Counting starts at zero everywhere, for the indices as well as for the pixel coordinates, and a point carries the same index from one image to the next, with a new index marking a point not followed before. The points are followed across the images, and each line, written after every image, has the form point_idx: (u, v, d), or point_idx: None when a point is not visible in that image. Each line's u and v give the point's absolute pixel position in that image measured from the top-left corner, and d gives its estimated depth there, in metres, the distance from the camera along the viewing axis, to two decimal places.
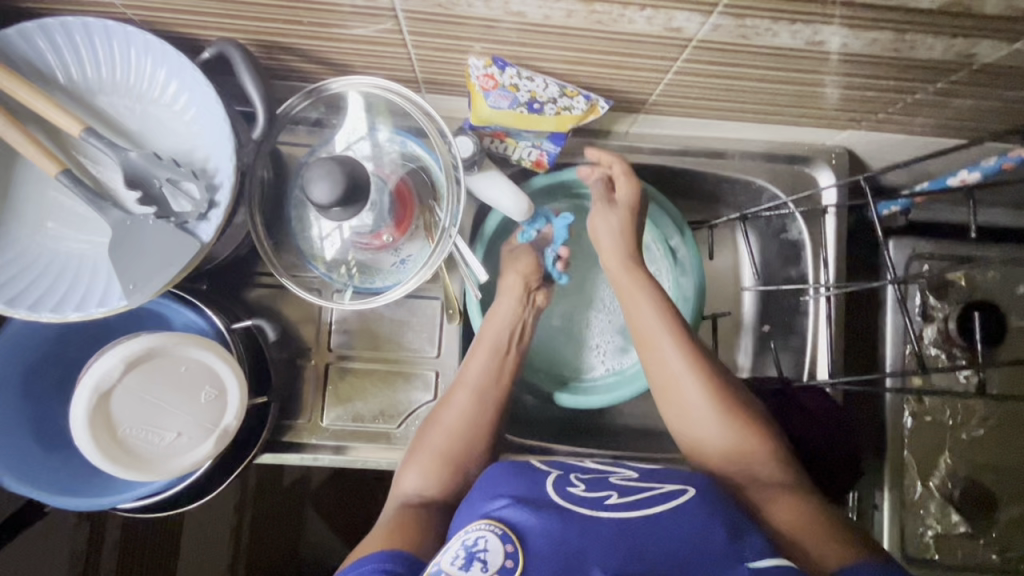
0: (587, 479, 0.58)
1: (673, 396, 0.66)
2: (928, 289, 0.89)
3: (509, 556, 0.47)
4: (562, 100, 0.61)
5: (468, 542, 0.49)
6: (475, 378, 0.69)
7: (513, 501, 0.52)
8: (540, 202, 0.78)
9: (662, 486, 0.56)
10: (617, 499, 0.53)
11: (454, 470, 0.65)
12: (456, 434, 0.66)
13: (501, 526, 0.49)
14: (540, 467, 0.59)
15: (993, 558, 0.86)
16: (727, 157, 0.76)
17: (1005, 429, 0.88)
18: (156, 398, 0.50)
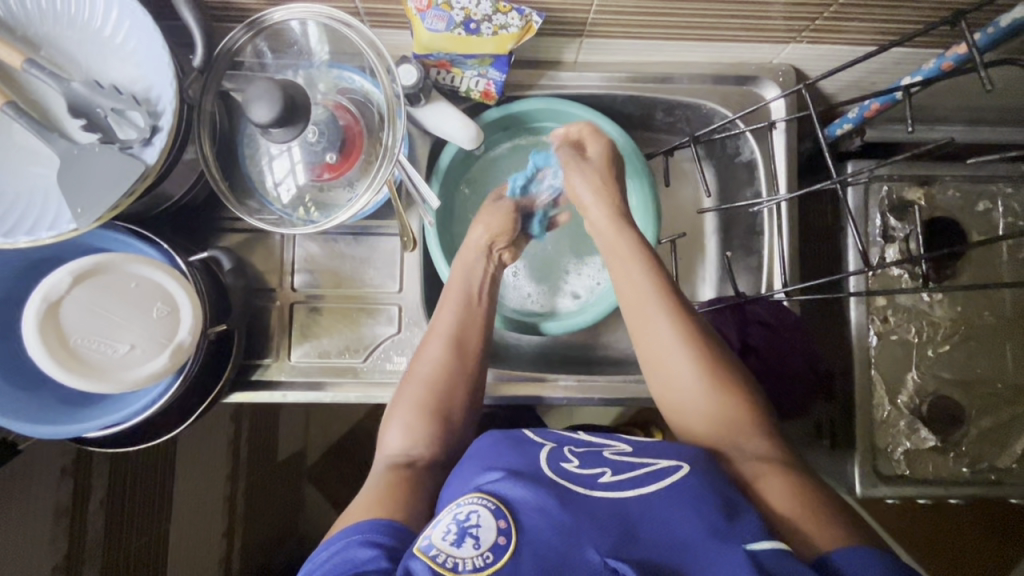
0: (582, 451, 0.57)
1: (665, 367, 0.63)
2: (887, 210, 0.90)
3: (500, 533, 0.46)
4: (496, 17, 0.62)
5: (459, 517, 0.48)
6: (453, 329, 0.68)
7: (505, 475, 0.51)
8: (496, 136, 0.82)
9: (657, 460, 0.54)
10: (611, 476, 0.52)
11: (436, 422, 0.63)
12: (436, 386, 0.65)
13: (493, 501, 0.49)
14: (534, 436, 0.58)
15: (963, 471, 0.88)
16: (677, 82, 0.77)
17: (970, 344, 0.89)
18: (100, 309, 0.54)
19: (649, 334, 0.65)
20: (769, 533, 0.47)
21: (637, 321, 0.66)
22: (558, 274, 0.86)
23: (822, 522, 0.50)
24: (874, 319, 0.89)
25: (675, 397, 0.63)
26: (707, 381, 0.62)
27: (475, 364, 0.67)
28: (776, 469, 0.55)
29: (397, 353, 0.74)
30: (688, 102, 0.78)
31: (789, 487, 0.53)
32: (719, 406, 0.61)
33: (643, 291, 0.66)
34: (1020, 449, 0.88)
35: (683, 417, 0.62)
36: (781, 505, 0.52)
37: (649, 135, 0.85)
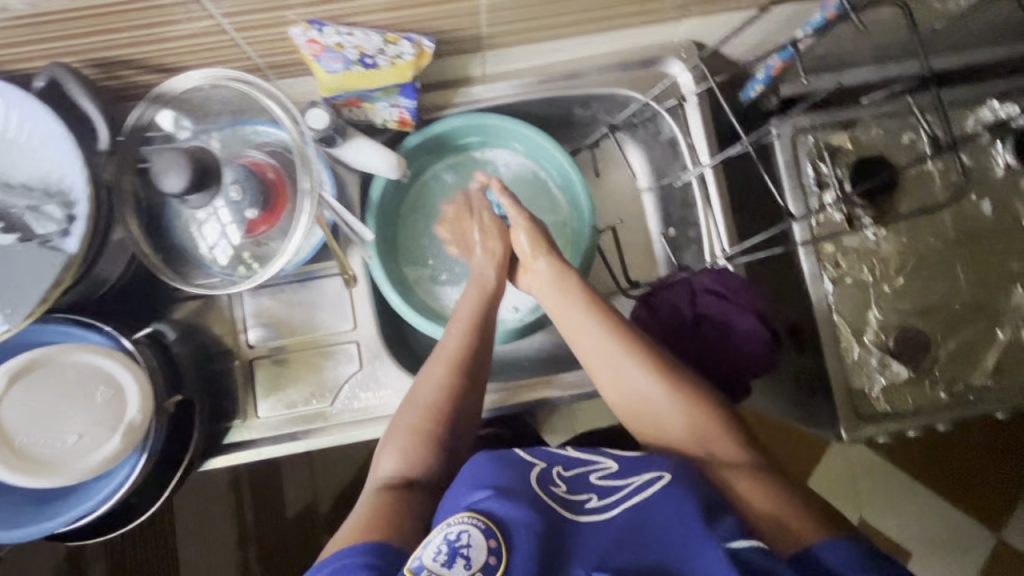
0: (571, 473, 0.57)
1: (622, 384, 0.66)
2: (818, 159, 0.92)
3: (491, 553, 0.46)
4: (389, 49, 0.63)
5: (450, 536, 0.48)
6: (454, 353, 0.68)
7: (494, 494, 0.50)
8: (422, 160, 0.83)
9: (640, 474, 0.55)
10: (597, 501, 0.53)
11: (433, 447, 0.64)
12: (435, 412, 0.65)
13: (484, 522, 0.48)
14: (524, 454, 0.57)
15: (941, 397, 0.89)
16: (585, 76, 0.79)
17: (922, 273, 0.91)
18: (42, 403, 0.54)
19: (600, 361, 0.67)
20: (746, 534, 0.50)
21: (586, 354, 0.68)
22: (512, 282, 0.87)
23: (800, 516, 0.54)
24: (825, 265, 0.91)
25: (635, 401, 0.65)
26: (666, 389, 0.64)
27: (474, 392, 0.68)
28: (753, 475, 0.58)
29: (363, 390, 0.74)
30: (602, 94, 0.79)
31: (764, 488, 0.56)
32: (682, 407, 0.64)
33: (593, 341, 0.67)
34: (991, 364, 0.90)
35: (648, 421, 0.65)
36: (765, 509, 0.55)
37: (575, 131, 0.87)
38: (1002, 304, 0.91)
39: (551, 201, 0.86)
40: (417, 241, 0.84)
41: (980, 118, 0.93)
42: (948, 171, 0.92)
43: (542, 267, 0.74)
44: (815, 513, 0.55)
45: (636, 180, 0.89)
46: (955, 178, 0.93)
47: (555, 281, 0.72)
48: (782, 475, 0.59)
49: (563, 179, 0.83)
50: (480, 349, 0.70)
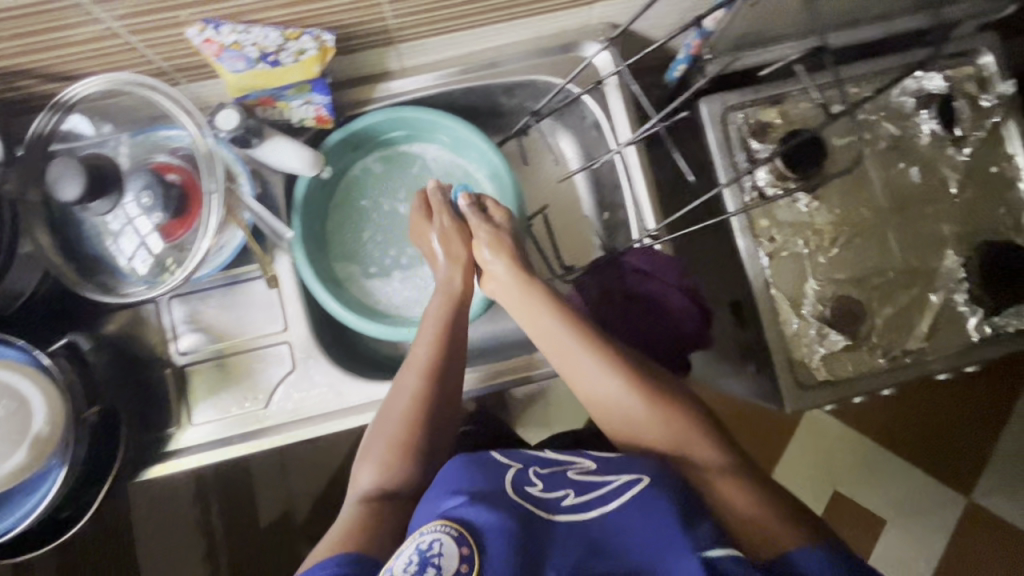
0: (548, 471, 0.60)
1: (594, 391, 0.67)
2: (748, 135, 0.93)
3: (463, 560, 0.49)
4: (290, 45, 0.62)
5: (422, 547, 0.50)
6: (427, 363, 0.69)
7: (468, 500, 0.54)
8: (348, 159, 0.83)
9: (619, 476, 0.58)
10: (573, 498, 0.56)
11: (407, 456, 0.65)
12: (410, 422, 0.67)
13: (456, 529, 0.51)
14: (502, 458, 0.61)
15: (880, 363, 0.91)
16: (505, 64, 0.79)
17: (856, 242, 0.93)
18: None
19: (571, 369, 0.69)
20: (722, 540, 0.52)
21: (561, 363, 0.69)
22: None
23: (782, 526, 0.56)
24: (760, 241, 0.92)
25: (608, 408, 0.67)
26: (637, 395, 0.65)
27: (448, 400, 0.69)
28: (732, 480, 0.59)
29: (298, 389, 0.74)
30: (522, 80, 0.79)
31: (741, 492, 0.58)
32: (653, 411, 0.65)
33: (566, 348, 0.69)
34: (926, 328, 0.92)
35: (623, 424, 0.66)
36: (743, 514, 0.57)
37: (503, 120, 0.87)
38: (932, 267, 0.93)
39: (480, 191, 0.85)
40: (348, 240, 0.83)
41: (904, 87, 0.94)
42: (876, 141, 0.94)
43: (506, 275, 0.74)
44: (793, 515, 0.57)
45: (569, 165, 0.89)
46: (883, 147, 0.94)
47: (520, 288, 0.73)
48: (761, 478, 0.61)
49: (487, 166, 0.83)
50: (455, 359, 0.71)
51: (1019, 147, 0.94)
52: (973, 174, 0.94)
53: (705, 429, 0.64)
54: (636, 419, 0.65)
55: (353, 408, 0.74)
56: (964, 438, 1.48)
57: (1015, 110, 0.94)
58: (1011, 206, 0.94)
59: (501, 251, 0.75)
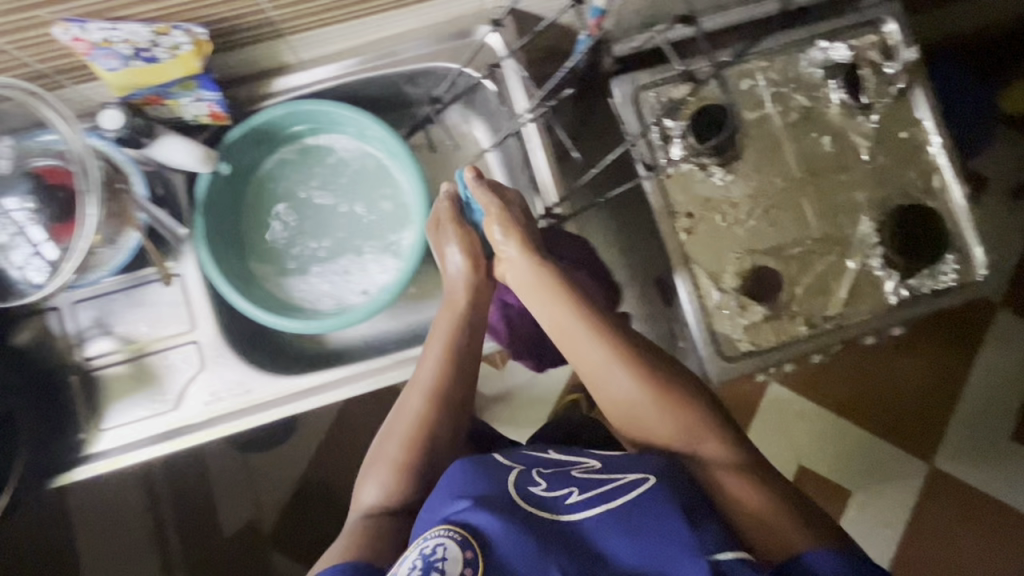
0: (550, 471, 0.63)
1: (609, 387, 0.72)
2: (661, 112, 0.93)
3: (466, 564, 0.52)
4: (162, 41, 0.61)
5: (426, 552, 0.54)
6: (428, 381, 0.72)
7: (469, 505, 0.57)
8: (251, 153, 0.81)
9: (626, 474, 0.61)
10: (578, 494, 0.59)
11: (407, 475, 0.68)
12: (411, 440, 0.70)
13: (458, 534, 0.54)
14: (503, 459, 0.64)
15: (801, 330, 0.92)
16: (403, 53, 0.79)
17: (772, 213, 0.94)
18: None
19: (586, 364, 0.73)
20: (730, 543, 0.56)
21: (580, 362, 0.73)
22: (362, 265, 0.83)
23: (788, 525, 0.62)
24: (677, 216, 0.93)
25: (622, 403, 0.71)
26: (652, 396, 0.69)
27: (455, 412, 0.73)
28: (746, 480, 0.65)
29: (207, 389, 0.74)
30: (419, 70, 0.80)
31: (751, 489, 0.64)
32: (665, 411, 0.69)
33: (578, 340, 0.73)
34: (844, 294, 0.93)
35: (633, 414, 0.70)
36: (754, 512, 0.63)
37: (411, 108, 0.87)
38: (848, 233, 0.94)
39: (388, 178, 0.85)
40: (256, 233, 0.83)
41: (811, 58, 0.96)
42: (787, 113, 0.96)
43: (521, 267, 0.77)
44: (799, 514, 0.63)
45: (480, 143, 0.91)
46: (794, 118, 0.96)
47: (531, 272, 0.76)
48: (771, 479, 0.66)
49: (390, 153, 0.83)
50: (462, 371, 0.75)
51: (926, 112, 0.96)
52: (883, 140, 0.96)
53: (719, 430, 0.69)
54: (653, 416, 0.69)
55: (262, 406, 0.75)
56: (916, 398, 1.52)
57: (920, 75, 0.96)
58: (921, 170, 0.96)
59: (512, 231, 0.76)
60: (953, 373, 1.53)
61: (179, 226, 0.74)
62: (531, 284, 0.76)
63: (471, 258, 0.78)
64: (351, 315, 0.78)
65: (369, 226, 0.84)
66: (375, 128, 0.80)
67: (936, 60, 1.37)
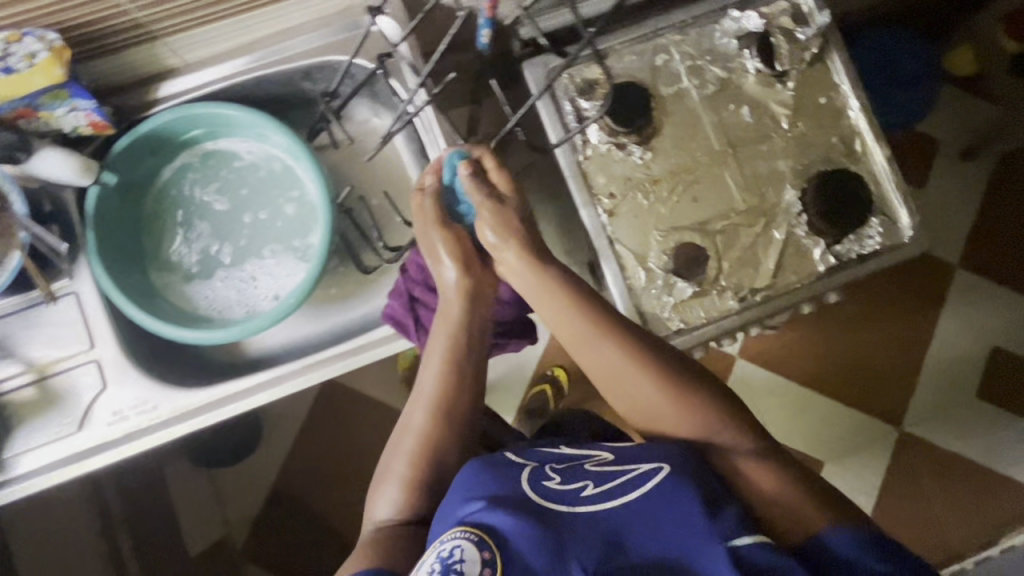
0: (564, 466, 0.61)
1: (626, 390, 0.68)
2: (575, 93, 0.92)
3: (486, 564, 0.51)
4: (15, 48, 0.60)
5: (443, 554, 0.52)
6: (433, 392, 0.68)
7: (484, 505, 0.55)
8: (145, 162, 0.79)
9: (638, 464, 0.59)
10: (593, 487, 0.57)
11: (418, 487, 0.65)
12: (420, 454, 0.66)
13: (475, 534, 0.53)
14: (515, 457, 0.62)
15: (731, 304, 0.91)
16: (291, 48, 0.76)
17: (695, 188, 0.93)
18: None
19: (598, 368, 0.69)
20: (751, 528, 0.55)
21: (588, 364, 0.69)
22: (269, 269, 0.81)
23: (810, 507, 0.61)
24: (599, 199, 0.92)
25: (638, 403, 0.67)
26: (671, 396, 0.66)
27: (462, 422, 0.68)
28: (768, 465, 0.64)
29: (110, 408, 0.72)
30: (311, 64, 0.77)
31: (773, 474, 0.63)
32: (685, 410, 0.66)
33: (585, 344, 0.69)
34: (772, 265, 0.92)
35: (645, 414, 0.67)
36: (776, 494, 0.62)
37: (309, 102, 0.84)
38: (773, 204, 0.93)
39: (293, 178, 0.83)
40: (157, 244, 0.81)
41: (724, 30, 0.95)
42: (704, 86, 0.94)
43: (518, 268, 0.70)
44: (818, 495, 0.62)
45: (382, 125, 0.89)
46: (711, 91, 0.94)
47: (532, 276, 0.70)
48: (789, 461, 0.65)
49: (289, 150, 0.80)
50: (468, 376, 0.69)
51: (844, 77, 0.95)
52: (802, 108, 0.95)
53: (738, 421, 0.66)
54: (671, 415, 0.66)
55: (167, 422, 0.73)
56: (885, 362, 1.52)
57: (833, 40, 0.95)
58: (843, 135, 0.95)
59: (505, 234, 0.70)
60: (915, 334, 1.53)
61: (60, 245, 0.70)
62: (532, 292, 0.70)
63: (463, 259, 0.71)
64: (253, 321, 0.75)
65: (272, 230, 0.82)
66: (270, 126, 0.77)
67: (873, 25, 1.37)
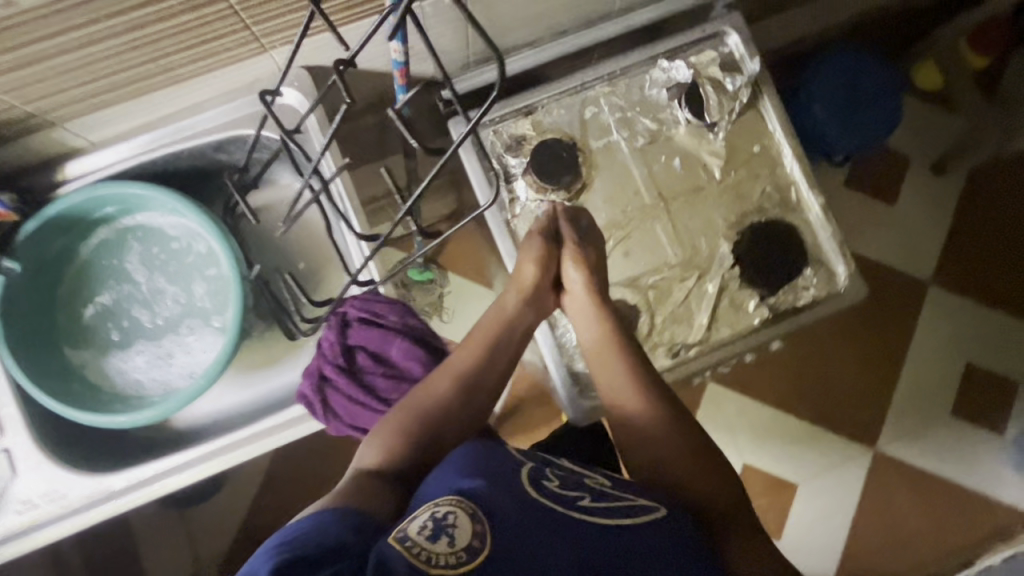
0: (563, 473, 0.63)
1: (628, 421, 0.72)
2: (503, 149, 0.91)
3: (476, 536, 0.51)
4: None
5: (437, 515, 0.51)
6: (463, 372, 0.70)
7: (485, 482, 0.56)
8: (60, 240, 0.79)
9: (636, 497, 0.61)
10: (589, 500, 0.58)
11: (411, 446, 0.65)
12: (427, 418, 0.67)
13: (471, 506, 0.52)
14: (513, 454, 0.62)
15: (665, 362, 0.90)
16: (201, 123, 0.76)
17: (627, 243, 0.92)
18: None
19: (617, 399, 0.73)
20: None
21: (608, 389, 0.74)
22: (184, 347, 0.80)
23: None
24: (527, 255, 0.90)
25: (642, 441, 0.70)
26: (677, 437, 0.69)
27: (471, 413, 0.69)
28: (750, 537, 0.65)
29: (20, 497, 0.72)
30: (226, 138, 0.77)
31: (751, 549, 0.63)
32: (688, 459, 0.68)
33: (616, 374, 0.74)
34: (706, 318, 0.91)
35: (651, 453, 0.69)
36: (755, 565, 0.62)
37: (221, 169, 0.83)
38: (705, 256, 0.92)
39: (210, 254, 0.82)
40: (72, 320, 0.81)
41: (654, 79, 0.93)
42: (634, 138, 0.93)
43: (581, 301, 0.79)
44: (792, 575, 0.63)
45: (292, 185, 0.88)
46: (642, 143, 0.93)
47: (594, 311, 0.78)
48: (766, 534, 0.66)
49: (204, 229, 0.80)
50: (495, 370, 0.72)
51: (777, 124, 0.93)
52: (735, 157, 0.93)
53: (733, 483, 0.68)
54: (671, 457, 0.68)
55: (78, 509, 0.72)
56: (867, 379, 1.39)
57: (764, 86, 0.93)
58: (777, 183, 0.93)
59: (583, 268, 0.79)
60: (891, 346, 1.40)
61: None
62: (588, 323, 0.78)
63: (541, 275, 0.78)
64: (166, 404, 0.75)
65: (189, 307, 0.81)
66: (183, 207, 0.76)
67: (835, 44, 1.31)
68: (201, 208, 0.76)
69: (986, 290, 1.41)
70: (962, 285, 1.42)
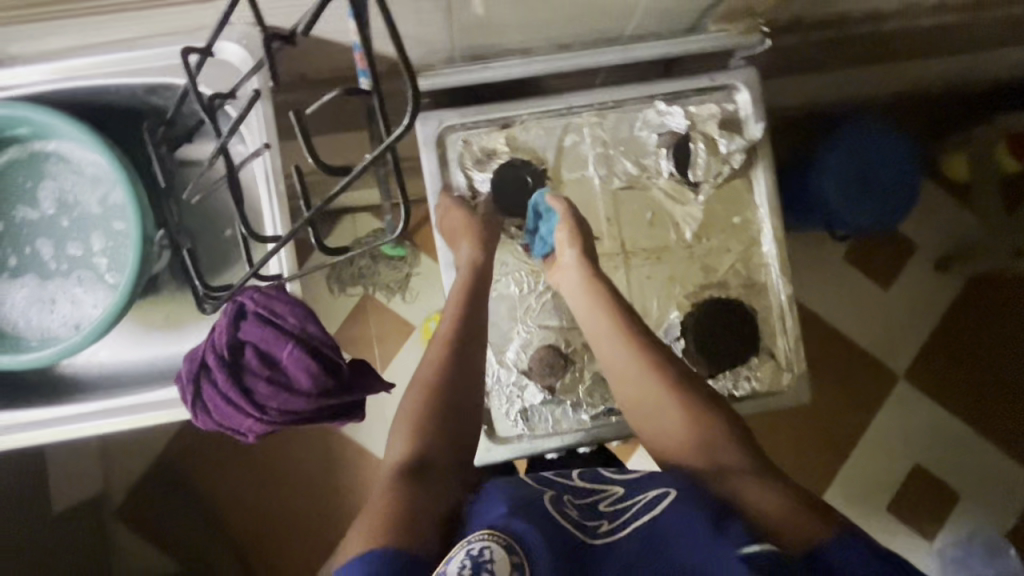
0: (581, 498, 0.63)
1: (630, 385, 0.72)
2: (468, 159, 0.84)
3: (515, 567, 0.53)
4: None
5: (474, 551, 0.54)
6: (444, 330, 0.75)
7: (507, 511, 0.58)
8: None
9: (647, 491, 0.61)
10: (608, 525, 0.59)
11: (421, 433, 0.68)
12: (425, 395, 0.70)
13: (505, 538, 0.55)
14: (533, 483, 0.64)
15: (583, 419, 0.84)
16: (133, 61, 0.70)
17: None
18: None
19: (613, 364, 0.73)
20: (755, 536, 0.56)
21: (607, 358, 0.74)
22: (73, 296, 0.76)
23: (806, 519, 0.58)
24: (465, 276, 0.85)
25: (645, 413, 0.71)
26: (671, 399, 0.69)
27: (452, 371, 0.72)
28: (759, 482, 0.62)
29: None
30: (161, 83, 0.71)
31: (763, 491, 0.61)
32: (685, 420, 0.68)
33: (612, 345, 0.74)
34: None
35: (658, 427, 0.69)
36: (770, 509, 0.59)
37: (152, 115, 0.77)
38: (654, 320, 0.86)
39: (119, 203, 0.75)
40: None
41: (646, 121, 0.86)
42: (610, 178, 0.86)
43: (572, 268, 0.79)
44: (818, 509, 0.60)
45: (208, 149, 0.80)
46: (617, 186, 0.86)
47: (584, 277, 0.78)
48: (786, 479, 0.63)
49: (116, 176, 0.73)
50: (459, 332, 0.74)
51: (764, 198, 0.86)
52: (711, 223, 0.87)
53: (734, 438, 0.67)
54: (673, 422, 0.68)
55: None
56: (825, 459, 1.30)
57: (760, 153, 0.86)
58: (751, 259, 0.87)
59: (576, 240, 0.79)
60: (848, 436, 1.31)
61: None
62: (580, 287, 0.77)
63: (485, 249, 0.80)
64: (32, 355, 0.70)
65: (88, 255, 0.76)
66: (92, 146, 0.69)
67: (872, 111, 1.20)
68: (111, 154, 0.69)
69: (968, 402, 1.33)
70: (938, 392, 1.32)
